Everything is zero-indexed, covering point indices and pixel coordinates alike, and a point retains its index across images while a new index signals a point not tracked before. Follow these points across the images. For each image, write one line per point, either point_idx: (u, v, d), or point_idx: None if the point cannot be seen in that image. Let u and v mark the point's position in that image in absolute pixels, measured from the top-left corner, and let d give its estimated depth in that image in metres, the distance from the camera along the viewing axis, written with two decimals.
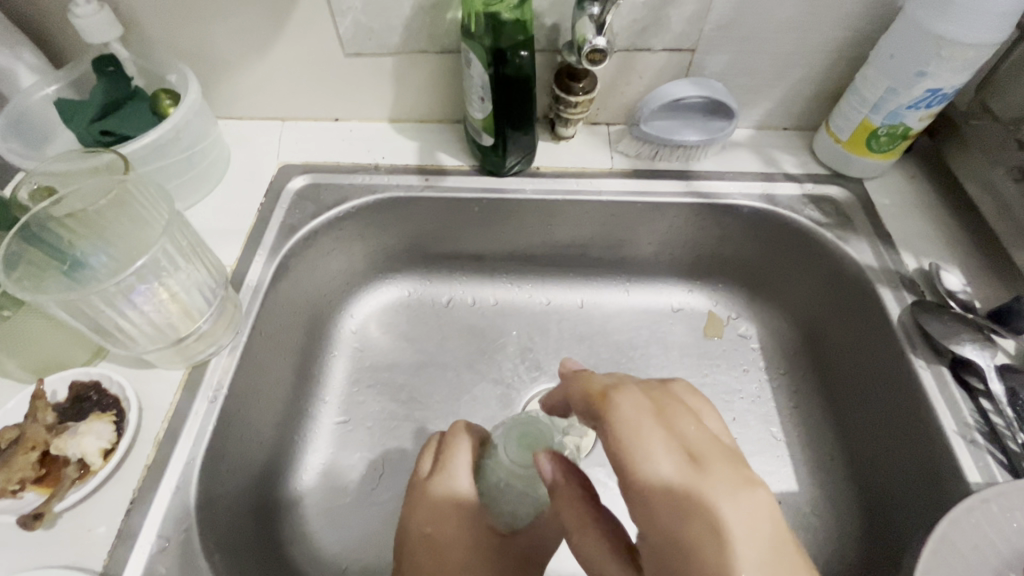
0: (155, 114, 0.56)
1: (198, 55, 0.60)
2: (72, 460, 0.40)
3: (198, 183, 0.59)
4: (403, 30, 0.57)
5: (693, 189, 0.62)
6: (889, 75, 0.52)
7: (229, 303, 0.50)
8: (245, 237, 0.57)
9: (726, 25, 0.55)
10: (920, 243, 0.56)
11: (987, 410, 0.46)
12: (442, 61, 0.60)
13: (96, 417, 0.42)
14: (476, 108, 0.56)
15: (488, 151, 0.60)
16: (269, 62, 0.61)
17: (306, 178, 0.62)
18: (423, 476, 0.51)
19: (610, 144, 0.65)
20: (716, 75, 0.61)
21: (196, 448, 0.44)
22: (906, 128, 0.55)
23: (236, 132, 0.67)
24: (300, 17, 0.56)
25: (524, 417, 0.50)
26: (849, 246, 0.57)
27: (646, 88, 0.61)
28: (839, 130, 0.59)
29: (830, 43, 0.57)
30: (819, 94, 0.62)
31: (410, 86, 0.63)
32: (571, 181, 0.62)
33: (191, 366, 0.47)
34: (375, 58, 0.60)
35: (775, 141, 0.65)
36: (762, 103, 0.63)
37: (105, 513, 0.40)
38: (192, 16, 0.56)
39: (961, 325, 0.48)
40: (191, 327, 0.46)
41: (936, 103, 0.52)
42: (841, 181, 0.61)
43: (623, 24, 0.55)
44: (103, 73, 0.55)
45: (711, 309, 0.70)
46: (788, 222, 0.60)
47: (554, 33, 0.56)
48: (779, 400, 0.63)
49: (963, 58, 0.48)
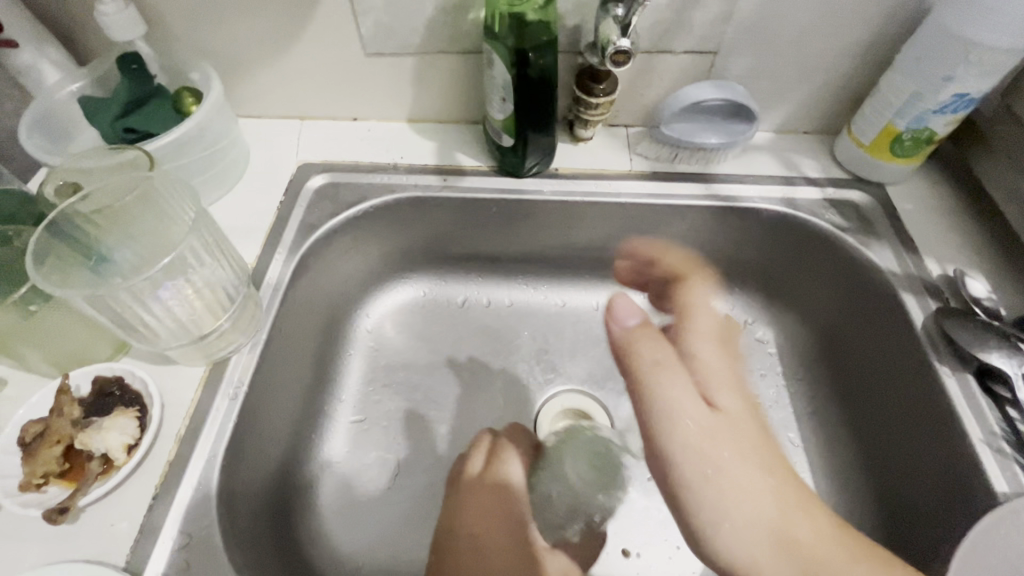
0: (178, 111, 0.56)
1: (221, 53, 0.60)
2: (95, 455, 0.40)
3: (218, 180, 0.59)
4: (424, 30, 0.57)
5: (713, 193, 0.61)
6: (915, 79, 0.51)
7: (250, 300, 0.50)
8: (265, 235, 0.57)
9: (748, 27, 0.55)
10: (944, 249, 0.55)
11: (1013, 418, 0.46)
12: (462, 61, 0.60)
13: (119, 413, 0.42)
14: (497, 108, 0.56)
15: (508, 152, 0.60)
16: (290, 62, 0.61)
17: (325, 177, 0.62)
18: (476, 474, 0.52)
19: (629, 146, 0.64)
20: (737, 78, 0.60)
21: (217, 445, 0.44)
22: (931, 133, 0.54)
23: (255, 130, 0.67)
24: (323, 17, 0.57)
25: (587, 430, 0.62)
26: (871, 252, 0.56)
27: (666, 90, 0.61)
28: (862, 134, 0.59)
29: (854, 46, 0.56)
30: (841, 97, 0.61)
31: (430, 86, 0.63)
32: (589, 183, 0.62)
33: (212, 363, 0.47)
34: (396, 58, 0.60)
35: (795, 145, 0.65)
36: (783, 106, 0.63)
37: (127, 508, 0.40)
38: (217, 15, 0.56)
39: (986, 332, 0.48)
40: (213, 324, 0.46)
41: (963, 108, 0.51)
42: (862, 186, 0.61)
43: (645, 26, 0.55)
44: (128, 71, 0.55)
45: (728, 313, 0.69)
46: (808, 226, 0.60)
47: (575, 34, 0.55)
48: (796, 405, 0.63)
49: (991, 63, 0.48)
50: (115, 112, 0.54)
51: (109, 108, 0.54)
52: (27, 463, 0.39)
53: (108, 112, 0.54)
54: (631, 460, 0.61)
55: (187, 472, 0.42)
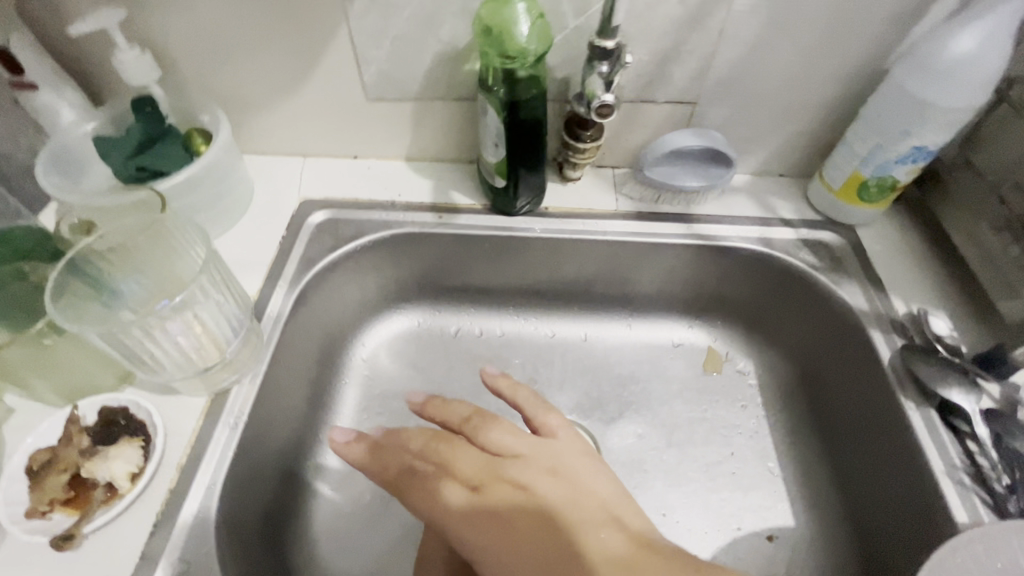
0: (188, 151, 0.60)
1: (229, 96, 0.64)
2: (101, 483, 0.43)
3: (225, 215, 0.62)
4: (423, 78, 0.61)
5: (694, 232, 0.65)
6: (878, 133, 0.55)
7: (252, 332, 0.52)
8: (267, 268, 0.60)
9: (725, 81, 0.59)
10: (909, 289, 0.59)
11: (973, 452, 0.48)
12: (458, 107, 0.64)
13: (125, 442, 0.44)
14: (490, 153, 0.59)
15: (500, 192, 0.63)
16: (295, 105, 0.65)
17: (326, 213, 0.65)
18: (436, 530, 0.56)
19: (615, 186, 0.68)
20: (716, 126, 0.64)
21: (217, 473, 0.46)
22: (895, 180, 0.58)
23: (259, 166, 0.70)
24: (328, 65, 0.60)
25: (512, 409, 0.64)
26: (842, 290, 0.60)
27: (649, 136, 0.65)
28: (832, 179, 0.63)
29: (823, 99, 0.61)
30: (812, 144, 0.65)
31: (427, 129, 0.67)
32: (577, 221, 0.65)
33: (214, 393, 0.49)
34: (396, 103, 0.64)
35: (771, 187, 0.69)
36: (759, 152, 0.67)
37: (129, 536, 0.42)
38: (228, 62, 0.60)
39: (947, 369, 0.51)
40: (216, 356, 0.48)
41: (922, 159, 0.55)
42: (834, 227, 0.65)
43: (628, 78, 0.59)
44: (142, 114, 0.59)
45: (710, 345, 0.72)
46: (783, 265, 0.63)
47: (564, 84, 0.59)
48: (775, 436, 0.65)
49: (946, 120, 0.52)
50: (130, 152, 0.58)
51: (124, 149, 0.58)
52: (35, 491, 0.41)
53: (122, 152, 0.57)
54: None
55: (188, 500, 0.44)
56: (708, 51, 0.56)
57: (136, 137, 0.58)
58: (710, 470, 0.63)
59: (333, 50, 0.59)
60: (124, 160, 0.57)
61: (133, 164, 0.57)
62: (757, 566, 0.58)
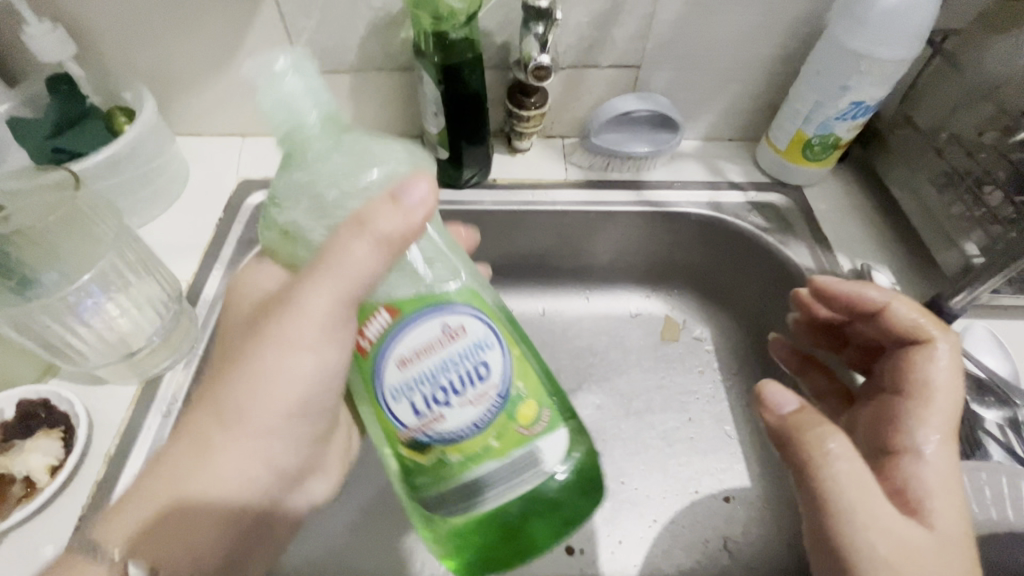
0: (110, 131, 0.56)
1: (154, 72, 0.60)
2: (18, 478, 0.40)
3: (155, 199, 0.59)
4: (357, 48, 0.58)
5: (644, 199, 0.64)
6: (817, 89, 0.55)
7: (184, 317, 0.50)
8: (203, 252, 0.57)
9: (666, 43, 0.59)
10: (855, 246, 0.59)
11: None
12: (398, 77, 0.61)
13: (43, 434, 0.42)
14: (431, 123, 0.57)
15: (445, 164, 0.61)
16: (226, 80, 0.62)
17: (265, 193, 0.63)
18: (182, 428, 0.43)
19: (564, 156, 0.67)
20: (662, 90, 0.64)
21: (148, 463, 0.44)
22: (837, 137, 0.58)
23: (194, 147, 0.67)
24: (256, 35, 0.58)
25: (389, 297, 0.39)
26: (790, 250, 0.60)
27: (596, 102, 0.64)
28: (778, 140, 0.62)
29: (765, 59, 0.60)
30: (759, 106, 0.65)
31: (368, 102, 0.64)
32: (527, 192, 0.64)
33: (145, 382, 0.47)
34: (332, 75, 0.61)
35: (721, 152, 0.68)
36: (707, 116, 0.66)
37: (52, 532, 0.40)
38: (148, 34, 0.57)
39: None
40: (142, 340, 0.47)
41: (861, 114, 0.56)
42: (782, 189, 0.65)
43: (569, 42, 0.58)
44: (56, 92, 0.55)
45: (668, 314, 0.72)
46: (734, 228, 0.63)
47: (503, 50, 0.58)
48: (732, 400, 0.66)
49: (881, 73, 0.52)
50: (45, 132, 0.54)
51: (38, 128, 0.54)
52: None
53: (36, 132, 0.54)
54: None
55: (117, 492, 0.42)
56: (648, 11, 0.55)
57: (52, 116, 0.54)
58: (668, 436, 0.64)
59: (259, 19, 0.56)
60: (39, 140, 0.53)
61: (49, 145, 0.54)
62: (714, 526, 0.58)
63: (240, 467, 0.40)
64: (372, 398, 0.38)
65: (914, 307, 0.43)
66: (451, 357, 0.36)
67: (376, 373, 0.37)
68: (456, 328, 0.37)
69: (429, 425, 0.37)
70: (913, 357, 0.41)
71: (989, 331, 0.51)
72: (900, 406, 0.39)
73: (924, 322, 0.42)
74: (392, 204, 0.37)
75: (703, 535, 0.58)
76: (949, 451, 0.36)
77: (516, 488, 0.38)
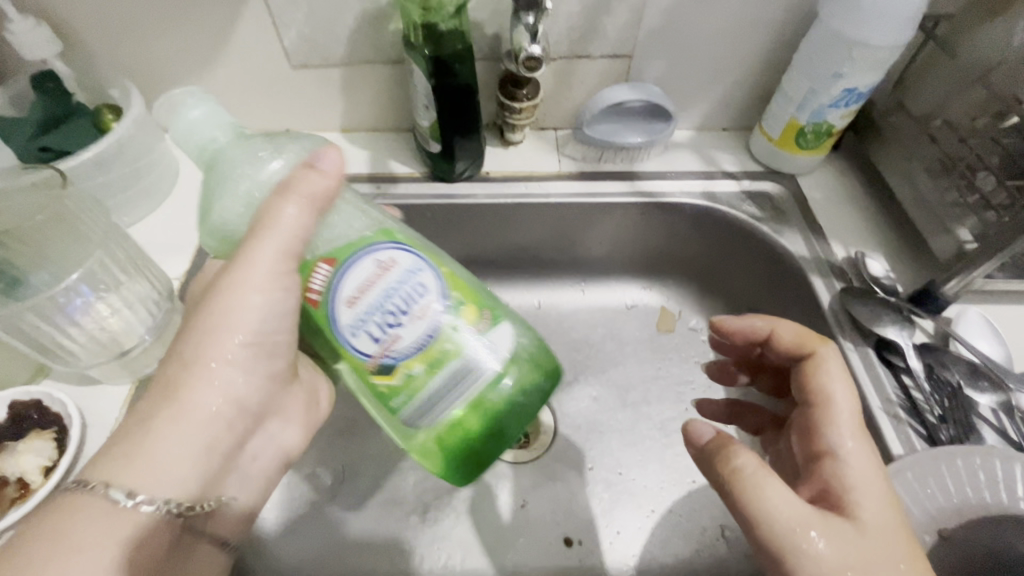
0: (97, 129, 0.55)
1: (141, 68, 0.60)
2: (11, 480, 0.40)
3: (144, 197, 0.58)
4: (347, 41, 0.58)
5: (638, 190, 0.64)
6: (810, 77, 0.55)
7: (176, 315, 0.50)
8: (195, 249, 0.57)
9: (658, 32, 0.58)
10: (848, 233, 0.59)
11: (908, 386, 0.49)
12: (388, 71, 0.61)
13: (36, 435, 0.41)
14: (422, 117, 0.57)
15: (437, 158, 0.61)
16: (215, 76, 0.61)
17: None
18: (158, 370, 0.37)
19: (557, 148, 0.67)
20: (654, 80, 0.63)
21: None
22: (829, 125, 0.58)
23: (184, 144, 0.66)
24: (243, 30, 0.57)
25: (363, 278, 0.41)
26: (784, 238, 0.60)
27: (588, 93, 0.64)
28: (771, 129, 0.62)
29: (757, 47, 0.60)
30: (752, 95, 0.65)
31: (359, 96, 0.64)
32: (520, 185, 0.64)
33: (138, 381, 0.47)
34: (322, 69, 0.61)
35: (714, 142, 0.68)
36: (700, 106, 0.66)
37: None
38: (134, 30, 0.56)
39: (883, 308, 0.51)
40: (134, 340, 0.46)
41: (854, 101, 0.55)
42: (776, 177, 0.65)
43: (560, 33, 0.57)
44: (43, 90, 0.55)
45: (663, 305, 0.72)
46: (728, 218, 0.63)
47: (494, 42, 0.57)
48: (728, 389, 0.66)
49: (874, 60, 0.52)
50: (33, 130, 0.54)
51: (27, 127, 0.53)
52: None
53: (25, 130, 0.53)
54: (574, 452, 0.63)
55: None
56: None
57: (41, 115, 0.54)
58: (665, 427, 0.64)
59: (247, 14, 0.55)
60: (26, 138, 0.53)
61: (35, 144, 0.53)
62: (711, 515, 0.59)
63: (207, 401, 0.35)
64: (333, 341, 0.38)
65: (795, 331, 0.44)
66: (393, 285, 0.37)
67: (330, 317, 0.37)
68: (388, 260, 0.37)
69: (389, 348, 0.36)
70: (808, 372, 0.41)
71: (982, 317, 0.51)
72: (809, 426, 0.39)
73: (805, 342, 0.43)
74: (305, 175, 0.37)
75: (701, 523, 0.58)
76: (866, 447, 0.36)
77: (461, 398, 0.38)
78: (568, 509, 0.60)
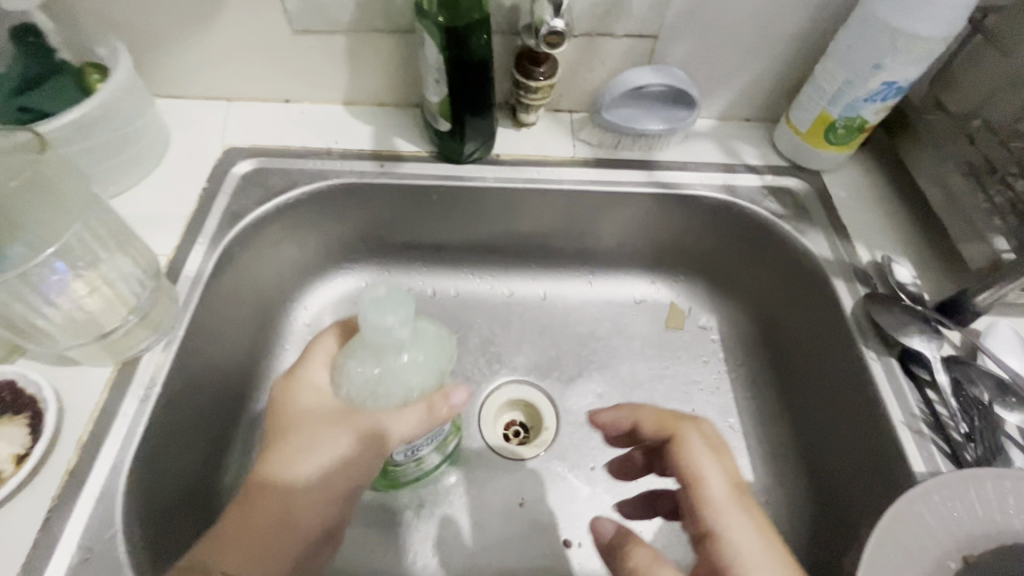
0: (81, 89, 0.51)
1: (129, 26, 0.55)
2: None
3: (130, 165, 0.55)
4: (353, 6, 0.54)
5: (655, 180, 0.61)
6: (846, 68, 0.52)
7: (162, 294, 0.47)
8: (185, 225, 0.53)
9: (687, 12, 0.54)
10: (874, 235, 0.56)
11: (933, 400, 0.47)
12: (397, 41, 0.57)
13: (8, 420, 0.39)
14: (431, 91, 0.53)
15: (445, 136, 0.57)
16: (209, 37, 0.57)
17: (252, 162, 0.59)
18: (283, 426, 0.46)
19: (573, 131, 0.63)
20: (679, 63, 0.59)
21: (126, 450, 0.41)
22: (863, 121, 0.55)
23: (176, 111, 0.62)
24: None
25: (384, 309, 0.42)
26: (806, 238, 0.57)
27: (608, 74, 0.60)
28: (799, 122, 0.59)
29: (790, 33, 0.56)
30: (780, 85, 0.61)
31: (364, 67, 0.60)
32: (532, 169, 0.60)
33: (121, 363, 0.44)
34: (324, 36, 0.57)
35: (736, 132, 0.65)
36: (724, 93, 0.63)
37: (18, 524, 0.37)
38: None
39: (910, 317, 0.49)
40: (116, 319, 0.43)
41: (891, 96, 0.52)
42: (800, 174, 0.62)
43: (583, 8, 0.53)
44: (24, 45, 0.51)
45: (672, 301, 0.70)
46: (748, 213, 0.60)
47: (512, 14, 0.54)
48: (736, 390, 0.64)
49: (918, 52, 0.48)
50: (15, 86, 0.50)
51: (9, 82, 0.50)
52: None
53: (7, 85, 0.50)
54: (576, 450, 0.61)
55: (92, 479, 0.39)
56: None
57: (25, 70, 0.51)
58: None
59: None
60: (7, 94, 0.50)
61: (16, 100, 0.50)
62: None
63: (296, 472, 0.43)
64: None
65: (653, 415, 0.43)
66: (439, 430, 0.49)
67: None
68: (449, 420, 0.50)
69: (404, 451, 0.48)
70: (676, 450, 0.40)
71: (1012, 331, 0.49)
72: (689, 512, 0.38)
73: (668, 422, 0.42)
74: (437, 410, 0.43)
75: None
76: (749, 524, 0.36)
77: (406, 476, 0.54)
78: (568, 510, 0.58)
